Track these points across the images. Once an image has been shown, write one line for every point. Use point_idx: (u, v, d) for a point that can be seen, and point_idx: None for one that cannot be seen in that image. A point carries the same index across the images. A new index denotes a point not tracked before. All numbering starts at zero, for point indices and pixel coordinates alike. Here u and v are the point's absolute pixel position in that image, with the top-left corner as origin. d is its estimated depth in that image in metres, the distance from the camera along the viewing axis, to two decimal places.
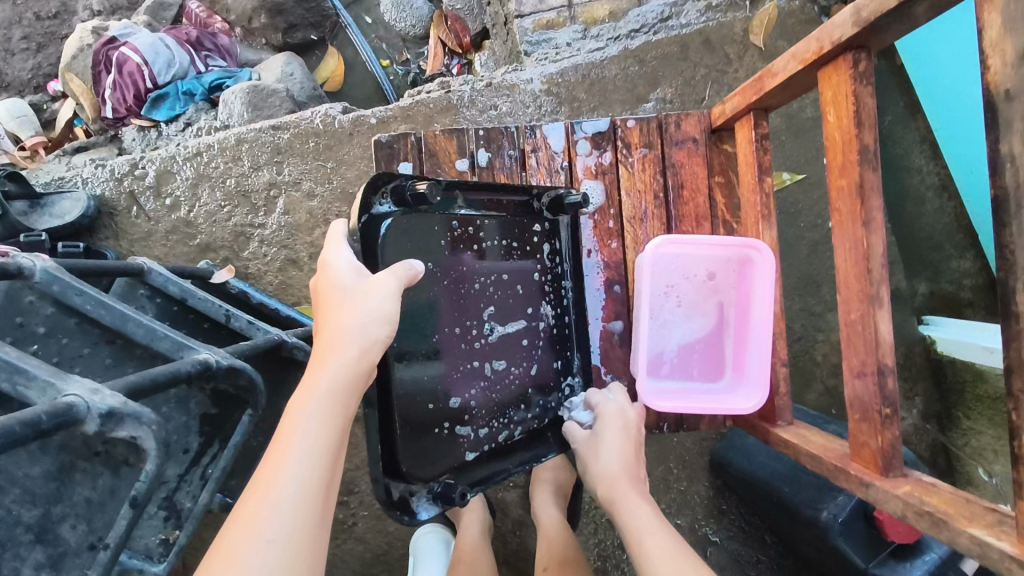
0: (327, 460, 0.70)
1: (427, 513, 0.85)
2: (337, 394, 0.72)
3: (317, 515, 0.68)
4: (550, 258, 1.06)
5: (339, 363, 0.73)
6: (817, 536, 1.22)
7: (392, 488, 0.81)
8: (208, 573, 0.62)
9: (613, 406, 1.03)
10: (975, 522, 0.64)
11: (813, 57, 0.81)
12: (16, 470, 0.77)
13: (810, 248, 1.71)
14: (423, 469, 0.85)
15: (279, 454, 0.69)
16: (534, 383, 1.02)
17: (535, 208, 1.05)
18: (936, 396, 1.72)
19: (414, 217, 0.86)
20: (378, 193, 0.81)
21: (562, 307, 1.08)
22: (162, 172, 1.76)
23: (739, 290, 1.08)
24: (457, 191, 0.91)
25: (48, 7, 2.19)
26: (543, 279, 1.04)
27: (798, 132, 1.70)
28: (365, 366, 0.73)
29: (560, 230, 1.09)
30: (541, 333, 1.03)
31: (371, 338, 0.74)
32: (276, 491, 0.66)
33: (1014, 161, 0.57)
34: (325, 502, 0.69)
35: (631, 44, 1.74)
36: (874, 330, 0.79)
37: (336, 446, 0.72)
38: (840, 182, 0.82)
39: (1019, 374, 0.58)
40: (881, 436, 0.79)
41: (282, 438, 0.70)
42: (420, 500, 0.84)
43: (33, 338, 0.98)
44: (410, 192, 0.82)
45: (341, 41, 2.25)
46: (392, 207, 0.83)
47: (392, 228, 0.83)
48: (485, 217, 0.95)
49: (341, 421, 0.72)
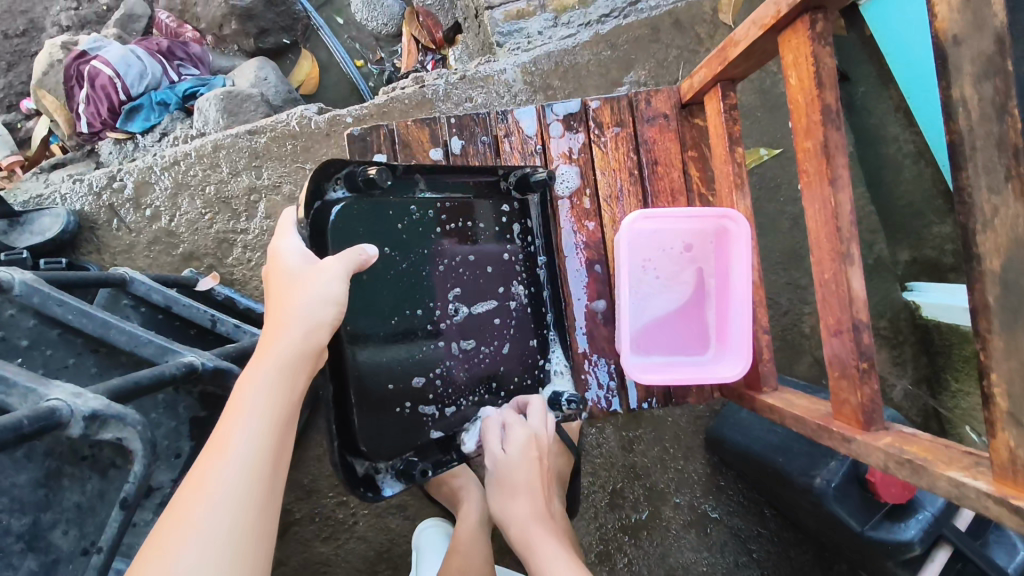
0: (275, 431, 0.71)
1: (391, 489, 0.92)
2: (286, 368, 0.74)
3: (266, 486, 0.68)
4: (522, 237, 1.08)
5: (287, 340, 0.74)
6: (812, 502, 1.22)
7: (356, 465, 0.88)
8: (157, 541, 0.62)
9: (532, 431, 0.96)
10: (953, 465, 0.65)
11: (771, 22, 0.83)
12: (3, 479, 0.76)
13: (791, 222, 1.72)
14: (384, 448, 0.91)
15: (226, 426, 0.70)
16: (506, 361, 1.05)
17: (502, 187, 1.05)
18: (925, 360, 1.73)
19: (368, 203, 0.90)
20: (330, 179, 0.85)
21: (536, 286, 1.10)
22: (140, 183, 1.75)
23: (718, 259, 1.09)
24: (417, 174, 0.94)
25: (15, 25, 2.18)
26: (515, 259, 1.06)
27: (773, 107, 1.72)
28: (314, 344, 0.76)
29: (529, 208, 1.09)
30: (513, 311, 1.05)
31: (320, 318, 0.76)
32: (222, 464, 0.67)
33: (965, 104, 0.58)
34: (274, 470, 0.70)
35: (602, 29, 1.75)
36: (847, 287, 0.80)
37: (285, 422, 0.73)
38: (805, 144, 0.83)
39: (986, 314, 0.60)
40: (860, 392, 0.80)
41: (229, 412, 0.71)
42: (383, 477, 0.92)
43: (16, 352, 0.97)
44: (361, 177, 0.86)
45: (314, 43, 2.25)
46: (345, 193, 0.87)
47: (343, 213, 0.87)
48: (448, 201, 0.98)
49: (290, 397, 0.74)
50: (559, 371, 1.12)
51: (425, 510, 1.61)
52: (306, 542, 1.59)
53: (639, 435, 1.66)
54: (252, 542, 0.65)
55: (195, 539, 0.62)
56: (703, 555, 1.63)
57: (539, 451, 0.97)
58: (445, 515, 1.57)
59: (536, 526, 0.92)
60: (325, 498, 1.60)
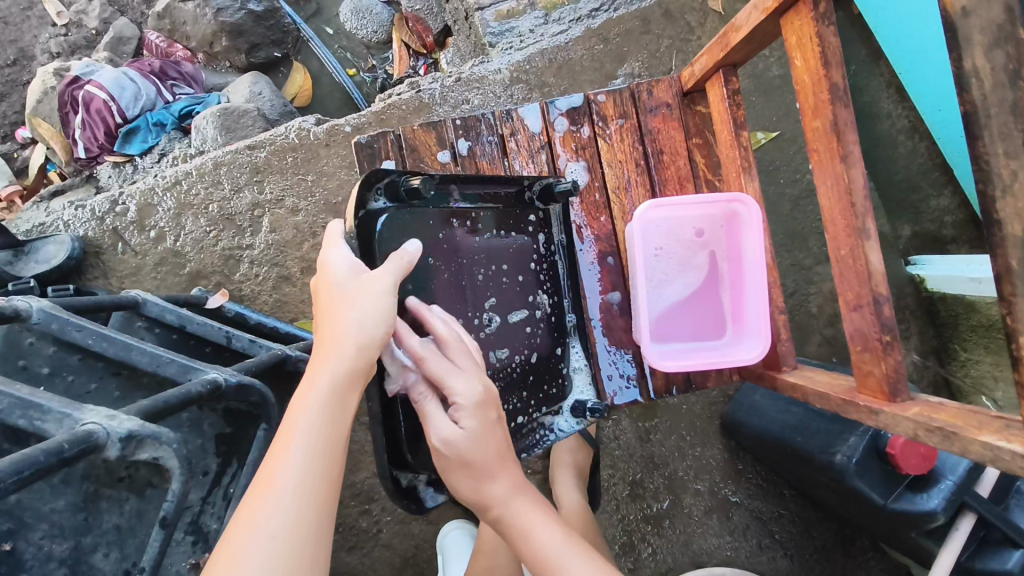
0: (327, 454, 0.71)
1: (432, 500, 0.94)
2: (335, 391, 0.74)
3: (322, 507, 0.69)
4: (546, 246, 1.10)
5: (337, 360, 0.74)
6: (834, 479, 1.23)
7: (400, 477, 0.89)
8: (215, 567, 0.63)
9: (476, 386, 0.81)
10: (984, 429, 0.66)
11: (773, 6, 0.84)
12: (40, 505, 0.77)
13: (793, 203, 1.74)
14: (428, 460, 0.92)
15: (280, 447, 0.70)
16: (535, 370, 1.04)
17: (527, 197, 1.08)
18: (932, 332, 1.74)
19: (407, 213, 0.90)
20: (373, 189, 0.84)
21: (559, 294, 1.11)
22: (143, 205, 1.75)
23: (730, 243, 1.10)
24: (452, 185, 0.95)
25: (5, 55, 2.19)
26: (539, 268, 1.07)
27: (767, 91, 1.73)
28: (366, 358, 0.75)
29: (551, 219, 1.12)
30: (540, 321, 1.06)
31: (369, 335, 0.75)
32: (275, 491, 0.67)
33: (978, 73, 0.60)
34: (327, 494, 0.70)
35: (593, 23, 1.75)
36: (865, 261, 0.81)
37: (336, 446, 0.73)
38: (814, 124, 0.84)
39: (1008, 279, 0.61)
40: (884, 364, 0.81)
41: (283, 434, 0.72)
42: (425, 488, 0.93)
43: (38, 379, 0.98)
44: (404, 187, 0.87)
45: (305, 55, 2.25)
46: (387, 202, 0.87)
47: (388, 223, 0.87)
48: (482, 210, 0.99)
49: (340, 419, 0.74)
50: (578, 368, 1.13)
51: (448, 513, 1.62)
52: (331, 552, 1.59)
53: (655, 424, 1.67)
54: (309, 563, 0.66)
55: (254, 561, 0.63)
56: (727, 540, 1.64)
57: (495, 406, 0.83)
58: (468, 517, 1.57)
59: (521, 497, 0.85)
60: (347, 508, 1.60)
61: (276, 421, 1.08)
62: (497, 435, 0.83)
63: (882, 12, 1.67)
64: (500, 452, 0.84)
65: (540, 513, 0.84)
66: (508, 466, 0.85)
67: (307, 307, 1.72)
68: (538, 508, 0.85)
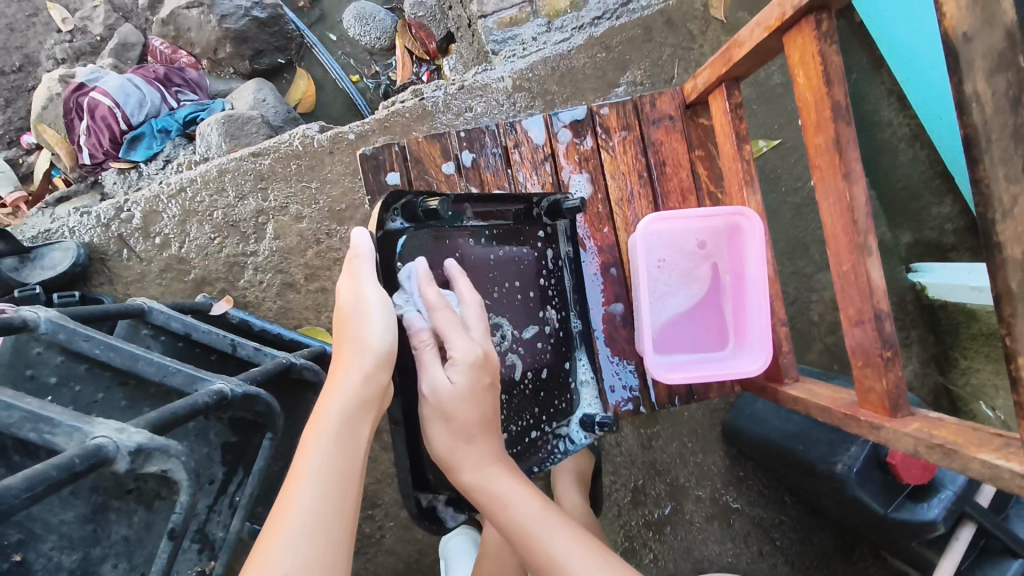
0: (338, 485, 0.74)
1: (453, 519, 0.97)
2: (344, 423, 0.78)
3: (343, 537, 0.72)
4: (553, 262, 1.11)
5: (344, 392, 0.79)
6: (835, 488, 1.24)
7: (421, 499, 0.92)
8: None
9: (476, 348, 0.85)
10: (984, 447, 0.67)
11: (776, 23, 0.85)
12: (50, 517, 0.78)
13: (794, 211, 1.75)
14: (450, 479, 0.95)
15: (293, 485, 0.73)
16: (545, 385, 1.06)
17: (535, 213, 1.08)
18: (934, 339, 1.74)
19: (426, 233, 0.92)
20: (391, 211, 0.86)
21: (566, 309, 1.13)
22: (148, 212, 1.76)
23: (732, 254, 1.11)
24: (466, 205, 0.96)
25: (11, 61, 2.20)
26: (546, 284, 1.09)
27: (769, 99, 1.73)
28: (375, 388, 0.80)
29: (558, 235, 1.13)
30: (550, 336, 1.08)
31: (373, 360, 0.80)
32: (289, 522, 0.70)
33: (979, 98, 0.61)
34: (340, 526, 0.72)
35: (596, 31, 1.76)
36: (867, 278, 0.82)
37: (347, 476, 0.75)
38: (816, 140, 0.85)
39: (1009, 300, 0.62)
40: (885, 379, 0.82)
41: (296, 471, 0.74)
42: (444, 509, 0.96)
43: (46, 389, 0.99)
44: (421, 208, 0.89)
45: (308, 61, 2.26)
46: (405, 223, 0.89)
47: (407, 244, 0.89)
48: (491, 230, 1.00)
49: (351, 451, 0.77)
50: (585, 382, 1.14)
51: None
52: None
53: (656, 431, 1.67)
54: None
55: None
56: (728, 547, 1.65)
57: (490, 372, 0.87)
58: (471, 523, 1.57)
59: (495, 465, 0.87)
60: None
61: (281, 430, 1.09)
62: (484, 399, 0.86)
63: (886, 22, 1.68)
64: (480, 416, 0.86)
65: (516, 485, 0.86)
66: (485, 431, 0.88)
67: (311, 313, 1.73)
68: (510, 478, 0.87)
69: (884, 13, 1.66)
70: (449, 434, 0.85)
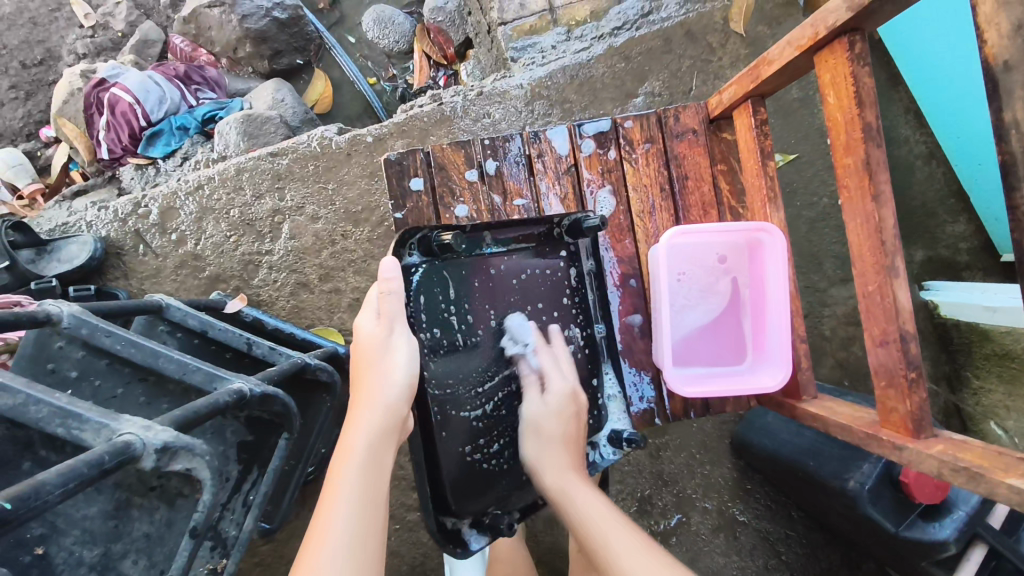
0: (369, 509, 0.79)
1: (477, 543, 0.98)
2: (371, 449, 0.83)
3: (374, 557, 0.77)
4: (577, 282, 1.10)
5: (371, 420, 0.84)
6: (847, 505, 1.23)
7: (444, 522, 0.95)
8: None
9: (572, 388, 1.02)
10: (1011, 472, 0.67)
11: (808, 43, 0.85)
12: (74, 512, 0.80)
13: (808, 226, 1.75)
14: (471, 504, 0.98)
15: (326, 508, 0.78)
16: None
17: (556, 234, 1.07)
18: (945, 357, 1.74)
19: (440, 263, 0.95)
20: (406, 247, 0.91)
21: (591, 328, 1.12)
22: (165, 208, 1.77)
23: (753, 270, 1.12)
24: (484, 231, 0.99)
25: (33, 54, 2.22)
26: (572, 304, 1.10)
27: (786, 114, 1.74)
28: (397, 418, 0.85)
29: (581, 252, 1.11)
30: (575, 355, 1.09)
31: (397, 395, 0.85)
32: (327, 546, 0.75)
33: (1018, 127, 0.62)
34: (373, 548, 0.77)
35: (615, 42, 1.77)
36: (893, 299, 0.82)
37: (377, 500, 0.81)
38: (845, 160, 0.85)
39: None
40: (909, 400, 0.82)
41: (327, 498, 0.79)
42: (469, 532, 0.98)
43: (67, 382, 0.99)
44: (436, 243, 0.92)
45: (326, 62, 2.27)
46: (420, 258, 0.93)
47: (422, 276, 0.93)
48: (512, 253, 1.03)
49: (381, 477, 0.83)
50: (612, 397, 1.14)
51: None
52: None
53: (665, 442, 1.68)
54: None
55: None
56: (733, 560, 1.64)
57: (580, 408, 1.02)
58: None
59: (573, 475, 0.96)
60: None
61: (297, 429, 1.10)
62: (571, 424, 1.00)
63: (905, 45, 1.70)
64: (569, 438, 1.00)
65: (589, 490, 0.94)
66: (570, 449, 0.99)
67: (324, 313, 1.74)
68: (588, 489, 0.94)
69: (904, 37, 1.69)
70: (537, 443, 0.98)
